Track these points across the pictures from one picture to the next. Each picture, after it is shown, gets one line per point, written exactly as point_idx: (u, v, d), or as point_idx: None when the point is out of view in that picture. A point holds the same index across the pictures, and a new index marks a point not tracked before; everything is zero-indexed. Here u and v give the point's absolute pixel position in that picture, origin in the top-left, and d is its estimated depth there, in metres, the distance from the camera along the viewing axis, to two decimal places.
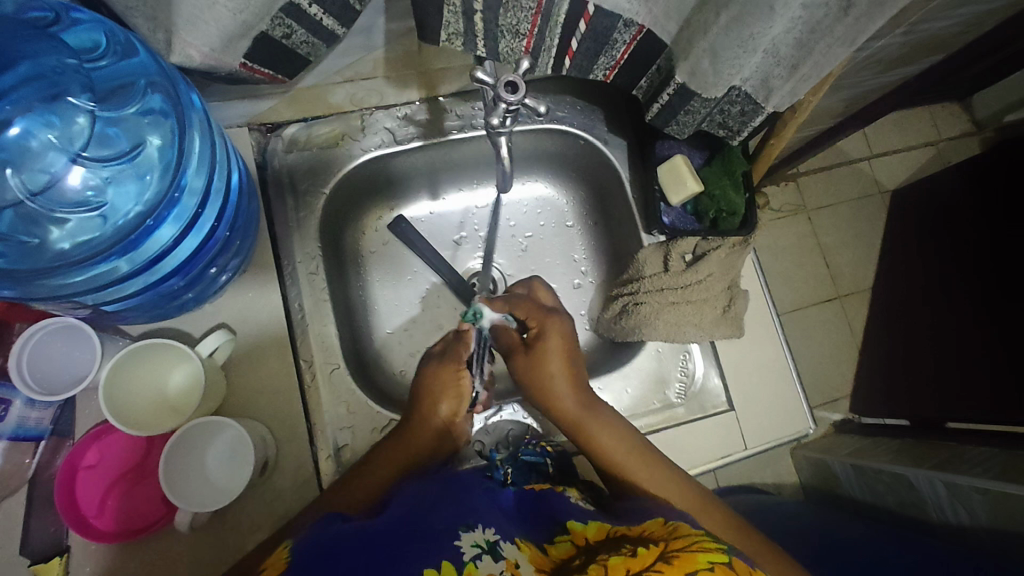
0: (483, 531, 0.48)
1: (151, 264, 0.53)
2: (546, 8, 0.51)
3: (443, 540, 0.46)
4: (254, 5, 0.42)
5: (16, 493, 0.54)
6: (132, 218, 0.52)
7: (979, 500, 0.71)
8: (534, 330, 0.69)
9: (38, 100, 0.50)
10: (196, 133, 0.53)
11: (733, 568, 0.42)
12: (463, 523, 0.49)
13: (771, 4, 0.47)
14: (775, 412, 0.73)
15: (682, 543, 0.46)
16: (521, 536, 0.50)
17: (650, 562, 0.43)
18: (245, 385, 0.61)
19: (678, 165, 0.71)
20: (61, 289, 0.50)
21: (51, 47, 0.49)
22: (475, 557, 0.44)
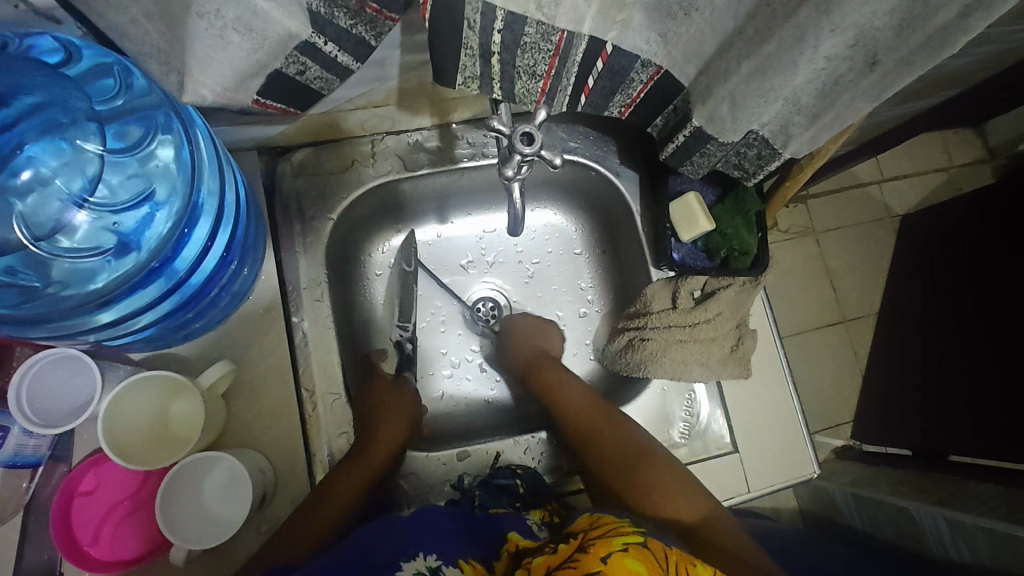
0: (426, 558, 0.50)
1: (174, 285, 0.54)
2: (564, 50, 0.50)
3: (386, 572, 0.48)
4: (269, 43, 0.42)
5: (11, 520, 0.54)
6: (154, 243, 0.52)
7: (982, 539, 0.74)
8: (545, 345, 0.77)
9: (43, 139, 0.48)
10: (205, 148, 0.53)
11: (645, 547, 0.47)
12: (404, 552, 0.50)
13: (794, 59, 0.46)
14: (781, 455, 0.71)
15: (600, 531, 0.50)
16: (467, 556, 0.52)
17: (569, 556, 0.48)
18: (245, 414, 0.60)
19: (690, 202, 0.70)
20: (76, 326, 0.50)
21: (54, 84, 0.48)
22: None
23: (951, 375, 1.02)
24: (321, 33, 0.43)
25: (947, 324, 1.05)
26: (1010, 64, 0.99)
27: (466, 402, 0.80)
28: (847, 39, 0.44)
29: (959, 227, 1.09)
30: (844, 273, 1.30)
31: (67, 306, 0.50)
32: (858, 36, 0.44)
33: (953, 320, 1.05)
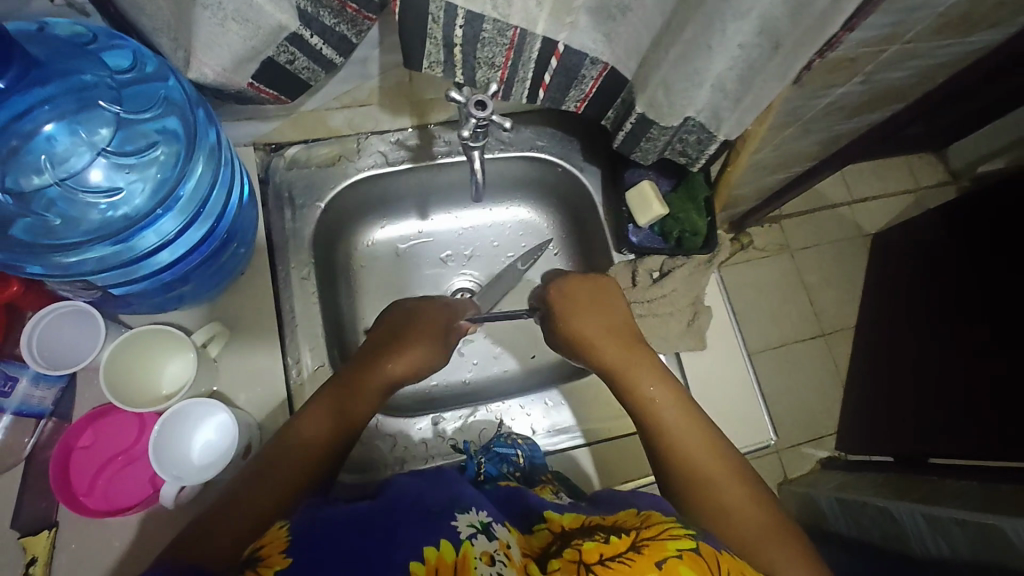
0: (477, 513, 0.52)
1: (140, 259, 0.58)
2: (519, 44, 0.58)
3: (438, 521, 0.50)
4: (262, 33, 0.50)
5: (13, 469, 0.58)
6: (129, 218, 0.57)
7: (955, 533, 0.76)
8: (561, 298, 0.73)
9: (68, 100, 0.54)
10: (203, 159, 0.58)
11: (699, 555, 0.47)
12: (458, 505, 0.53)
13: (709, 43, 0.54)
14: (739, 423, 0.77)
15: (653, 531, 0.50)
16: (509, 521, 0.55)
17: (623, 549, 0.48)
18: (234, 378, 0.65)
19: (645, 189, 0.77)
20: (69, 268, 0.56)
21: (87, 61, 0.54)
22: (470, 536, 0.49)
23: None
24: (307, 26, 0.52)
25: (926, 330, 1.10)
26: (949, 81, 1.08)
27: (444, 385, 0.85)
28: (752, 27, 0.52)
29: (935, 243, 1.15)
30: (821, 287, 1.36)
31: (52, 238, 0.55)
32: (762, 24, 0.52)
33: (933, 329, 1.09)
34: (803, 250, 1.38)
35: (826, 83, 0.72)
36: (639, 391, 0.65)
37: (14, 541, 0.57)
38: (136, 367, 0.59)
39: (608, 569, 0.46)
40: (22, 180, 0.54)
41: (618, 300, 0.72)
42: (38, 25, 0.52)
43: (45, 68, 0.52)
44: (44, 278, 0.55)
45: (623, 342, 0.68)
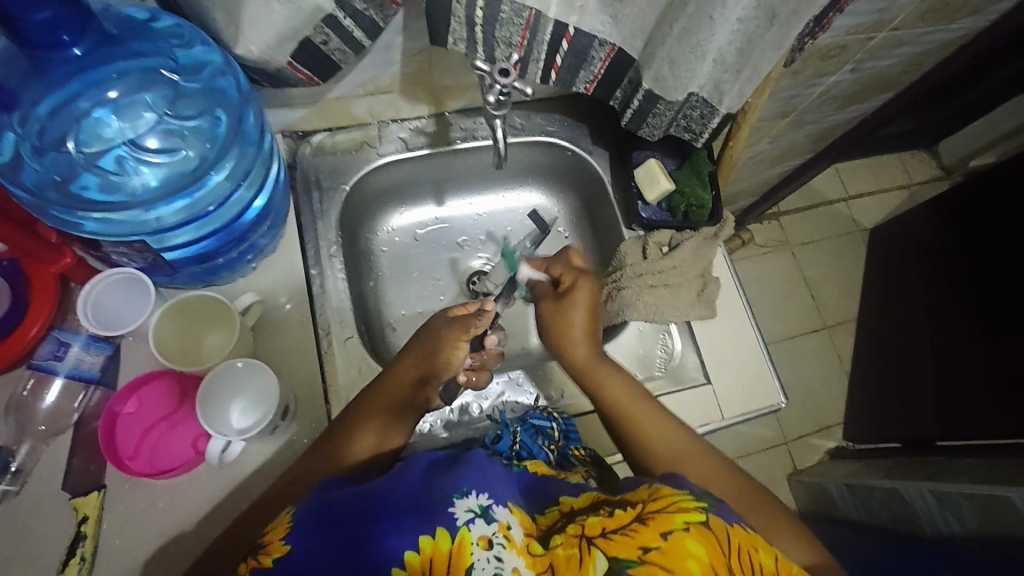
0: (477, 496, 0.52)
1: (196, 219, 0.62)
2: (533, 25, 0.63)
3: (438, 507, 0.51)
4: (302, 12, 0.55)
5: (64, 434, 0.61)
6: (171, 185, 0.60)
7: (968, 508, 0.87)
8: (568, 283, 0.73)
9: (134, 70, 0.58)
10: (244, 135, 0.63)
11: (708, 528, 0.48)
12: (459, 488, 0.53)
13: (710, 16, 0.59)
14: (752, 387, 0.79)
15: (662, 503, 0.51)
16: (514, 501, 0.55)
17: (627, 522, 0.49)
18: (267, 347, 0.68)
19: (651, 166, 0.81)
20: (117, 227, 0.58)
21: (150, 35, 0.58)
22: (468, 522, 0.50)
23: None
24: (342, 8, 0.56)
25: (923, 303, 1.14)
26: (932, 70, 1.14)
27: None
28: (749, 1, 0.57)
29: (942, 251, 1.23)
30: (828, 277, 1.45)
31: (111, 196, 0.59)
32: None
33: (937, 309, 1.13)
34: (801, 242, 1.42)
35: (819, 68, 0.77)
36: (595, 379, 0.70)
37: (66, 502, 0.59)
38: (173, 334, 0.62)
39: (611, 541, 0.48)
40: (94, 140, 0.59)
41: (602, 298, 0.74)
42: (103, 5, 0.56)
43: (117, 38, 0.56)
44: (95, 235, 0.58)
45: (590, 333, 0.72)
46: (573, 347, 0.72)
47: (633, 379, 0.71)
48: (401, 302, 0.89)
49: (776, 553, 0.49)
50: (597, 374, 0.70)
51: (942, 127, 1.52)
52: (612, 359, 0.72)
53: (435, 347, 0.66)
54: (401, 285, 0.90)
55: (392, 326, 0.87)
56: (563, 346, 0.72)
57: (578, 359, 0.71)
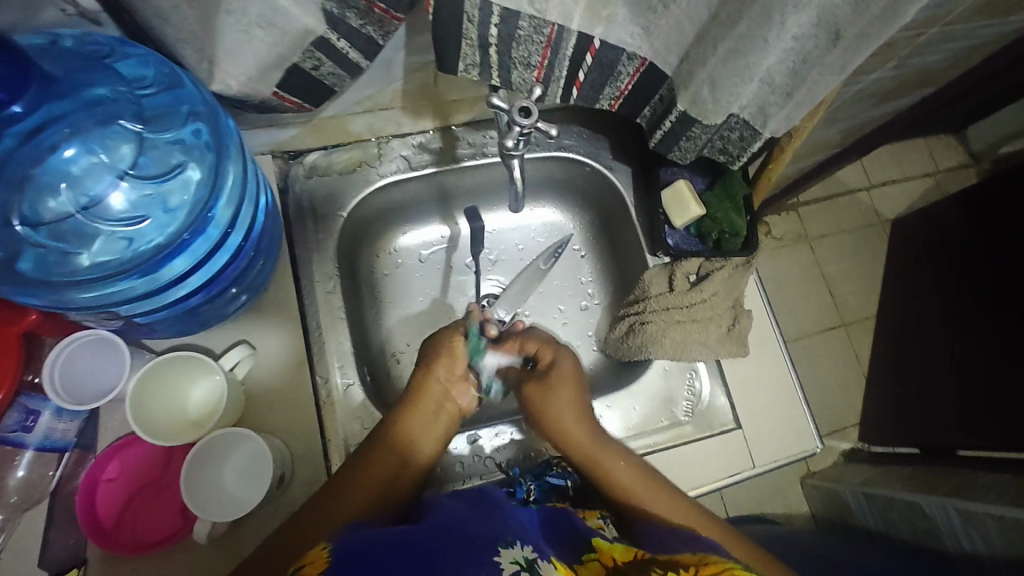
0: (522, 549, 0.45)
1: (165, 287, 0.55)
2: (555, 42, 0.54)
3: (482, 553, 0.43)
4: (287, 38, 0.47)
5: (38, 505, 0.56)
6: (156, 245, 0.54)
7: (993, 527, 0.75)
8: (546, 363, 0.70)
9: (93, 123, 0.52)
10: (233, 163, 0.56)
11: None
12: (501, 539, 0.46)
13: (764, 36, 0.50)
14: (784, 429, 0.74)
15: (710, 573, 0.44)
16: (556, 556, 0.48)
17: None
18: (262, 400, 0.63)
19: (681, 189, 0.74)
20: (87, 304, 0.53)
21: (106, 77, 0.52)
22: (515, 574, 0.42)
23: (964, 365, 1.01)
24: (334, 30, 0.48)
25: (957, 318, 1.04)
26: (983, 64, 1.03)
27: None
28: (810, 17, 0.48)
29: (957, 230, 1.09)
30: (840, 278, 1.31)
31: (66, 271, 0.52)
32: (820, 13, 0.48)
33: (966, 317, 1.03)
34: (820, 239, 1.33)
35: (864, 69, 0.66)
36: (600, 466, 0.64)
37: None
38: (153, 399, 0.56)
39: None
40: (41, 206, 0.52)
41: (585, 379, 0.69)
42: (49, 38, 0.48)
43: (63, 84, 0.49)
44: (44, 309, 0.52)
45: (580, 412, 0.66)
46: (573, 436, 0.65)
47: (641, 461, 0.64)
48: (404, 331, 0.82)
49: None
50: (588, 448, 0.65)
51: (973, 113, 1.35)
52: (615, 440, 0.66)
53: (435, 349, 0.68)
54: (405, 313, 0.82)
55: (396, 356, 0.80)
56: (564, 435, 0.66)
57: (580, 444, 0.65)
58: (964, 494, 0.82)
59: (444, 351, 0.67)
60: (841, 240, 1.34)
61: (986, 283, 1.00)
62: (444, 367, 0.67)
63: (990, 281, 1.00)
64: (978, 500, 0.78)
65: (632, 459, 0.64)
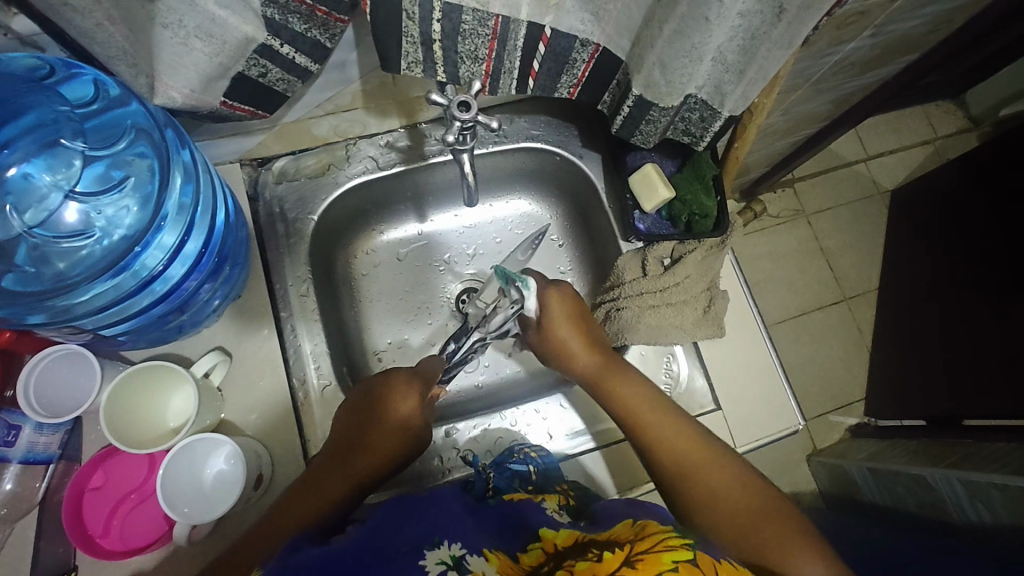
0: (450, 547, 0.48)
1: (147, 283, 0.57)
2: (501, 34, 0.54)
3: (407, 561, 0.46)
4: (227, 48, 0.48)
5: (28, 515, 0.58)
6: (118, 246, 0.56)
7: (997, 498, 0.73)
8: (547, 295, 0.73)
9: (38, 146, 0.53)
10: (178, 172, 0.57)
11: (696, 565, 0.43)
12: (427, 540, 0.49)
13: (706, 15, 0.49)
14: (764, 409, 0.74)
15: (649, 543, 0.46)
16: (490, 546, 0.50)
17: (618, 566, 0.43)
18: (240, 405, 0.64)
19: (649, 172, 0.74)
20: (64, 313, 0.54)
21: (46, 98, 0.53)
22: (440, 574, 0.45)
23: (964, 334, 0.99)
24: (276, 36, 0.49)
25: (953, 293, 1.03)
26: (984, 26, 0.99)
27: (458, 391, 0.81)
28: None
29: (957, 199, 1.07)
30: (839, 252, 1.29)
31: (48, 281, 0.54)
32: None
33: (961, 290, 1.02)
34: (817, 213, 1.31)
35: (835, 40, 0.62)
36: (616, 395, 0.66)
37: None
38: (142, 433, 0.59)
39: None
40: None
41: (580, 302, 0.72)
42: None
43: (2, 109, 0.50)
44: (41, 327, 0.53)
45: (590, 339, 0.70)
46: (578, 358, 0.69)
47: (662, 398, 0.66)
48: (386, 328, 0.83)
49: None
50: (612, 385, 0.67)
51: (968, 77, 1.28)
52: (626, 364, 0.69)
53: (385, 394, 0.64)
54: (387, 311, 0.83)
55: (378, 354, 0.82)
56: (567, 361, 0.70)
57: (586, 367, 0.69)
58: (964, 465, 0.81)
59: (394, 393, 0.64)
60: (838, 213, 1.31)
61: (984, 250, 0.98)
62: (402, 408, 0.64)
63: (986, 250, 0.99)
64: (979, 470, 0.77)
65: (641, 384, 0.66)
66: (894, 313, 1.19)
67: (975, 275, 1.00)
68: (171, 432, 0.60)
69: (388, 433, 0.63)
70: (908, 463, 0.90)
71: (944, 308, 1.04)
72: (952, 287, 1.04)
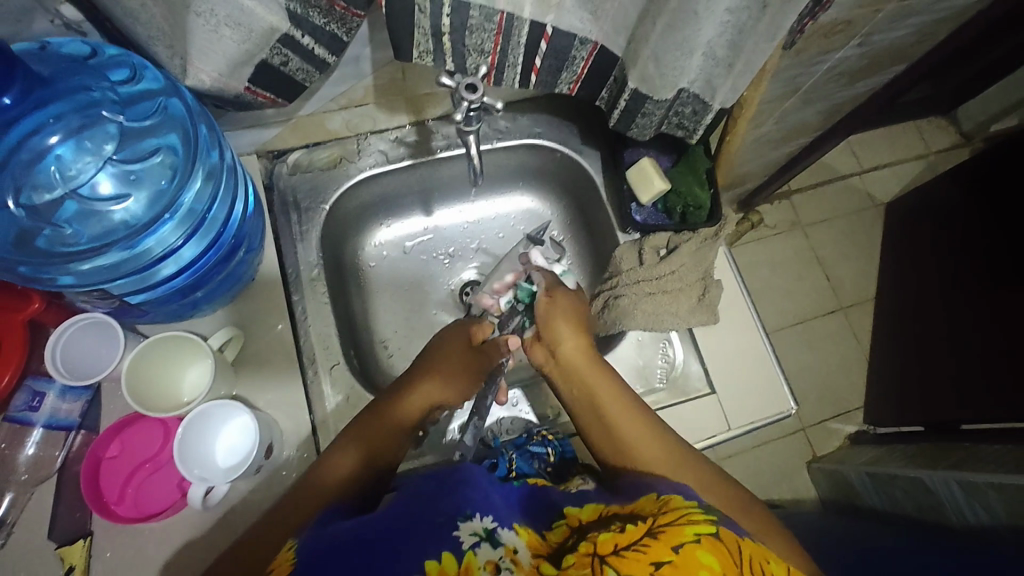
0: (482, 519, 0.50)
1: (147, 267, 0.60)
2: (506, 29, 0.58)
3: (440, 532, 0.48)
4: (254, 35, 0.53)
5: (47, 481, 0.60)
6: (135, 226, 0.59)
7: (995, 499, 0.74)
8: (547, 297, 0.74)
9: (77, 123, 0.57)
10: (199, 172, 0.61)
11: (719, 539, 0.43)
12: (460, 512, 0.51)
13: (695, 10, 0.53)
14: (759, 397, 0.76)
15: (671, 516, 0.47)
16: (519, 521, 0.52)
17: (638, 537, 0.45)
18: (251, 382, 0.67)
19: (646, 165, 0.78)
20: (87, 277, 0.58)
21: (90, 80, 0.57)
22: (473, 545, 0.47)
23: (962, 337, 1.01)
24: (298, 27, 0.53)
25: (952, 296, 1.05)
26: (970, 40, 1.04)
27: None
28: None
29: (952, 208, 1.10)
30: (836, 261, 1.32)
31: (71, 245, 0.58)
32: None
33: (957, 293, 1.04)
34: (815, 225, 1.34)
35: (822, 47, 0.66)
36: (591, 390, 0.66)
37: (52, 552, 0.58)
38: (159, 402, 0.61)
39: (624, 559, 0.43)
40: (36, 194, 0.57)
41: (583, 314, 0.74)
42: (40, 44, 0.54)
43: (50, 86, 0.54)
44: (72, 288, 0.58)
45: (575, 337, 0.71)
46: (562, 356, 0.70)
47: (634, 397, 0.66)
48: (391, 318, 0.86)
49: (791, 568, 0.44)
50: (588, 377, 0.67)
51: (959, 92, 1.33)
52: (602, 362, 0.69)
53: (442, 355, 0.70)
54: (392, 301, 0.87)
55: (384, 342, 0.84)
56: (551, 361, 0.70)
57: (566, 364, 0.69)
58: (965, 467, 0.82)
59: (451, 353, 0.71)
60: (835, 225, 1.35)
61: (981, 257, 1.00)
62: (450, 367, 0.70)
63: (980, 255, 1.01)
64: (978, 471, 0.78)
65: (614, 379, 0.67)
66: (894, 319, 1.22)
67: (972, 281, 1.02)
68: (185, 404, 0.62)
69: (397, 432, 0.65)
70: (907, 465, 0.93)
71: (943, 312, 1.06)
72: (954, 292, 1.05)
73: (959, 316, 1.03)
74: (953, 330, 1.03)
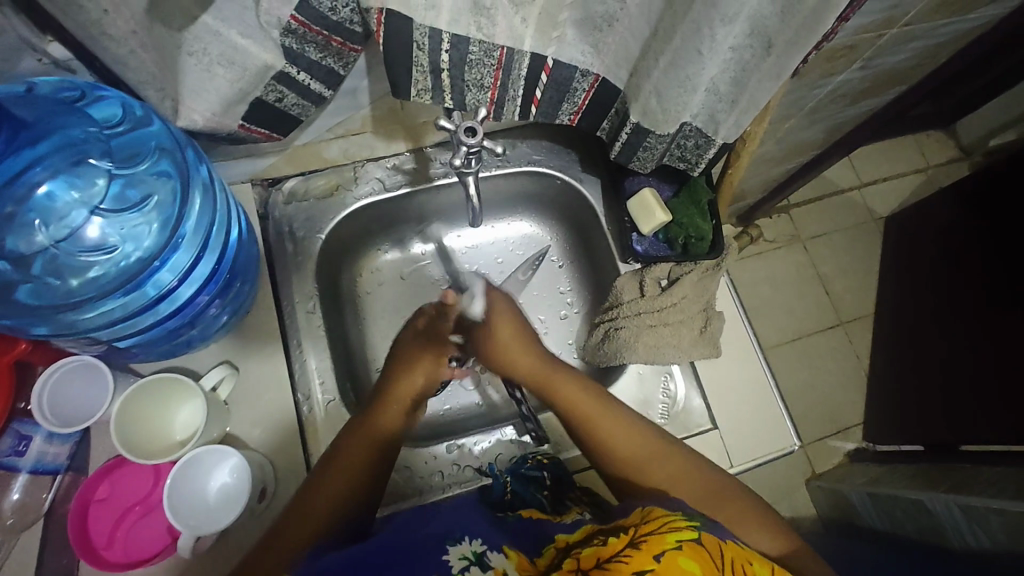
0: (471, 543, 0.51)
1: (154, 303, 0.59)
2: (506, 64, 0.57)
3: (430, 557, 0.49)
4: (248, 74, 0.51)
5: (33, 527, 0.58)
6: (137, 262, 0.58)
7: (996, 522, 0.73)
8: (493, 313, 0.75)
9: (64, 165, 0.55)
10: (197, 192, 0.60)
11: (701, 544, 0.44)
12: (450, 537, 0.52)
13: (699, 48, 0.52)
14: (761, 429, 0.76)
15: (653, 525, 0.47)
16: (509, 545, 0.52)
17: (621, 548, 0.45)
18: (244, 420, 0.66)
19: (646, 197, 0.76)
20: (77, 324, 0.57)
21: (76, 120, 0.55)
22: (463, 569, 0.47)
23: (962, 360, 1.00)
24: (293, 64, 0.52)
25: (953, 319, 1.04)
26: (971, 62, 1.03)
27: (458, 408, 0.83)
28: (743, 28, 0.51)
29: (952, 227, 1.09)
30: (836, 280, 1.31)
31: (64, 295, 0.56)
32: (752, 24, 0.50)
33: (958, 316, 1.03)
34: (814, 240, 1.32)
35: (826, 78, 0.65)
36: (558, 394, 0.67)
37: None
38: (151, 443, 0.60)
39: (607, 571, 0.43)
40: (22, 243, 0.55)
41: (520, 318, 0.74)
42: (26, 87, 0.53)
43: (32, 131, 0.52)
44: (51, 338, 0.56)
45: (526, 342, 0.72)
46: (518, 364, 0.71)
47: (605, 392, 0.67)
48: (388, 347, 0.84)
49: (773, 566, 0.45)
50: (555, 384, 0.68)
51: (959, 108, 1.33)
52: (563, 363, 0.70)
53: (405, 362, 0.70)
54: (388, 331, 0.85)
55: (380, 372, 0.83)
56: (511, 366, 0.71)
57: (528, 369, 0.70)
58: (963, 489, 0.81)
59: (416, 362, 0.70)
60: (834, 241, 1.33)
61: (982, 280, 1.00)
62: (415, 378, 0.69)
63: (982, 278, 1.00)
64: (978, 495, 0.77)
65: (580, 378, 0.68)
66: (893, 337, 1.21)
67: (973, 303, 1.01)
68: (179, 443, 0.61)
69: (387, 422, 0.65)
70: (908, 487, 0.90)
71: (943, 334, 1.06)
72: (954, 314, 1.04)
73: (959, 338, 1.02)
74: (953, 353, 1.03)
